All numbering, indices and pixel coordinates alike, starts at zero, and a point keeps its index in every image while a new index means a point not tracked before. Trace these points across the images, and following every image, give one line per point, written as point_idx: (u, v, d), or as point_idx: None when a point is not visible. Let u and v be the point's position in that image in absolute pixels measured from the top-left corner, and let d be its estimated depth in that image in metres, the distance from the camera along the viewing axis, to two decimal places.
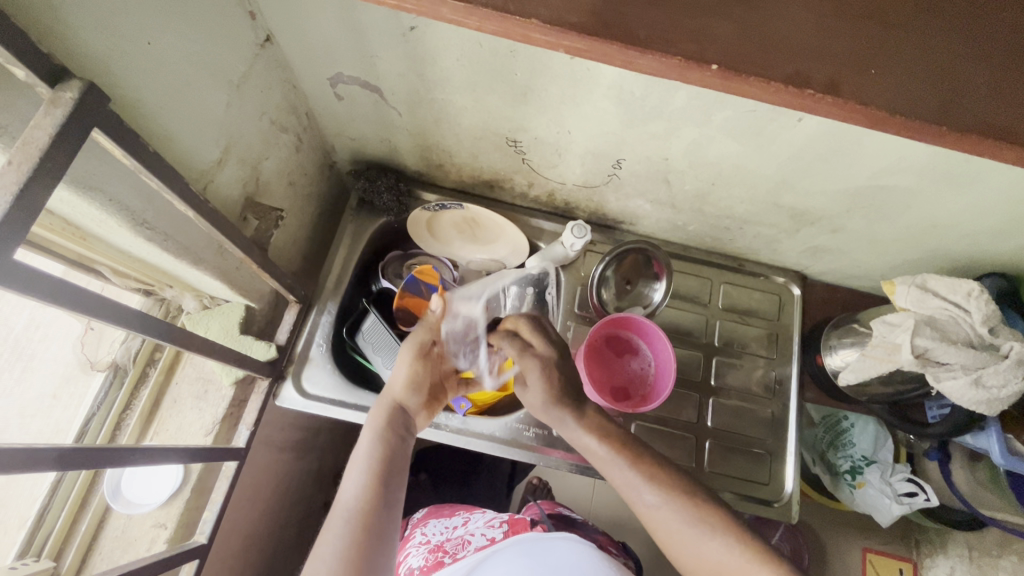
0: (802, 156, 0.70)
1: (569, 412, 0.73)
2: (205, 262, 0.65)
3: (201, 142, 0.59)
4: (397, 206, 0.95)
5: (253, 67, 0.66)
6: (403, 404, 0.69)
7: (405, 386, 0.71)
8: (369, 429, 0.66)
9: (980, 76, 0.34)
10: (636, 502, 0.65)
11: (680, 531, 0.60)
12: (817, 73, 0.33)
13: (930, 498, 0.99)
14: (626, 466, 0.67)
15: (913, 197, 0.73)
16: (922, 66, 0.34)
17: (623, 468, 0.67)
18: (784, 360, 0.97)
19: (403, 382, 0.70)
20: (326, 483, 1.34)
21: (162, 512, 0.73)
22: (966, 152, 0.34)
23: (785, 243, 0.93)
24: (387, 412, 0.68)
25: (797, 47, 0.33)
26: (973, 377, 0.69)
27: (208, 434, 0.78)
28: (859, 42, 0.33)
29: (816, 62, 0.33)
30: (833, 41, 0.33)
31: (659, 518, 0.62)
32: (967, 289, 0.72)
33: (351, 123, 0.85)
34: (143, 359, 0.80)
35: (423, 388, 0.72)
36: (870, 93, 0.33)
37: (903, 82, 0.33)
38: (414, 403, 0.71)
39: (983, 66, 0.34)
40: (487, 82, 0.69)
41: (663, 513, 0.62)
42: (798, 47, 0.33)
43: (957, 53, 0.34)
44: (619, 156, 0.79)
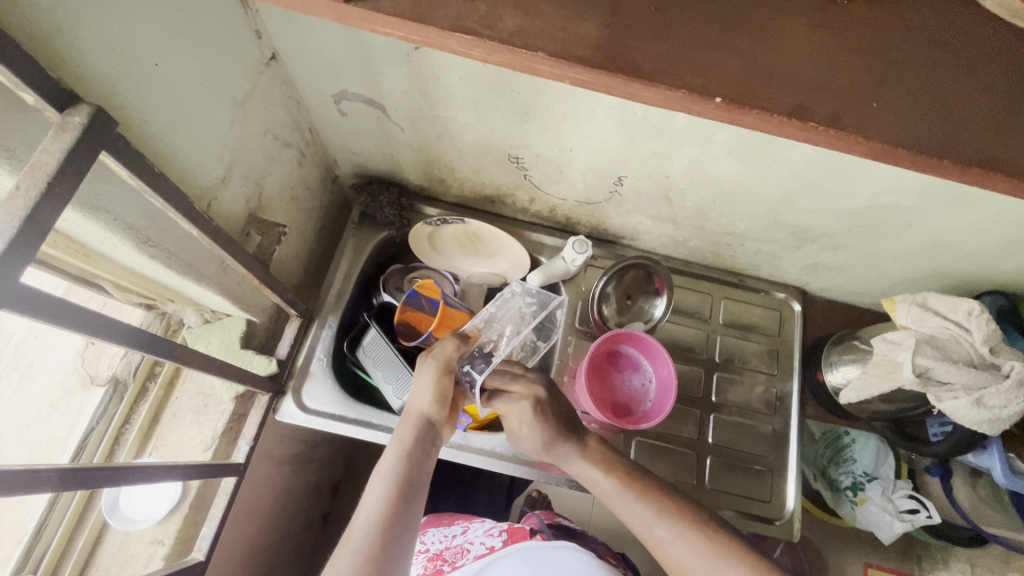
0: (803, 176, 0.70)
1: (566, 447, 0.73)
2: (208, 278, 0.65)
3: (206, 159, 0.60)
4: (398, 220, 0.95)
5: (257, 85, 0.66)
6: (429, 423, 0.71)
7: (432, 403, 0.72)
8: (394, 446, 0.68)
9: (981, 109, 0.34)
10: (647, 535, 0.66)
11: (692, 564, 0.62)
12: (820, 107, 0.33)
13: (932, 515, 0.99)
14: (635, 501, 0.67)
15: (913, 216, 0.73)
16: (922, 99, 0.34)
17: (631, 501, 0.68)
18: (785, 376, 0.97)
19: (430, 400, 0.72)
20: (325, 495, 1.34)
21: (160, 528, 0.72)
22: (967, 184, 0.34)
23: (786, 259, 0.93)
24: (413, 430, 0.70)
25: (801, 81, 0.34)
26: (974, 398, 0.69)
27: (207, 449, 0.77)
28: (861, 76, 0.34)
29: (817, 96, 0.34)
30: (834, 75, 0.34)
31: (674, 551, 0.64)
32: (967, 308, 0.73)
33: (354, 138, 0.85)
34: (143, 373, 0.80)
35: (447, 404, 0.74)
36: (871, 126, 0.33)
37: (906, 114, 0.34)
38: (439, 420, 0.73)
39: (984, 100, 0.34)
40: (491, 101, 0.70)
41: (676, 547, 0.64)
42: (801, 80, 0.34)
43: (957, 88, 0.34)
44: (621, 174, 0.79)
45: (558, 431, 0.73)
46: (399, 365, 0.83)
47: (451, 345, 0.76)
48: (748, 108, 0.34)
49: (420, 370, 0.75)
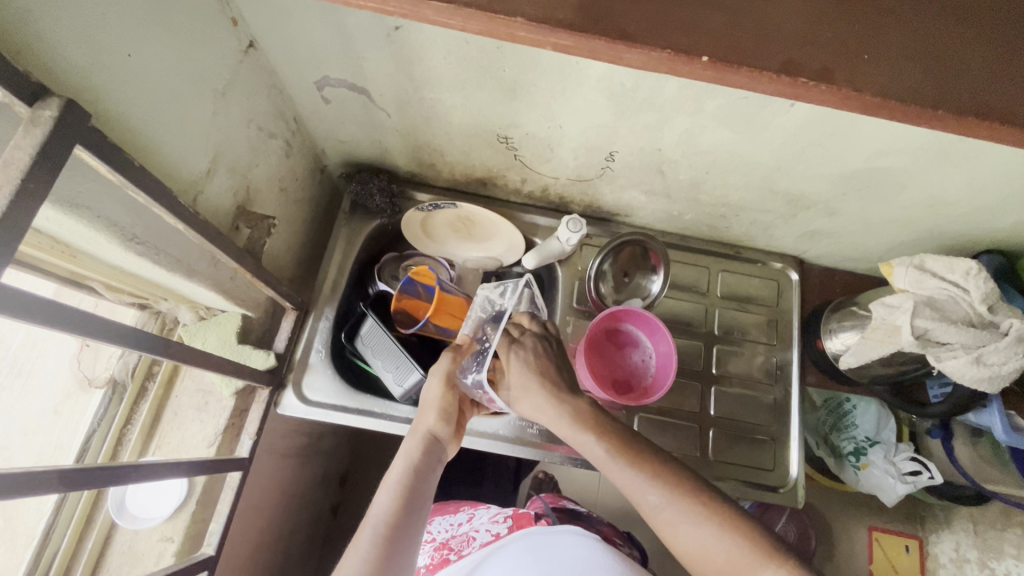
0: (796, 141, 0.69)
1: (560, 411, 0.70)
2: (199, 274, 0.64)
3: (188, 152, 0.58)
4: (390, 207, 0.95)
5: (237, 74, 0.65)
6: (432, 436, 0.71)
7: (437, 419, 0.72)
8: (400, 459, 0.68)
9: (976, 55, 0.33)
10: (640, 501, 0.64)
11: (682, 536, 0.60)
12: (809, 61, 0.32)
13: (934, 476, 1.04)
14: (627, 468, 0.65)
15: (908, 177, 0.72)
16: (914, 48, 0.33)
17: (623, 468, 0.66)
18: (785, 345, 0.98)
19: (431, 414, 0.72)
20: (334, 486, 1.35)
21: (168, 525, 0.72)
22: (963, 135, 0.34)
23: (782, 228, 0.93)
24: (419, 445, 0.70)
25: (786, 36, 0.33)
26: (974, 356, 0.69)
27: (210, 445, 0.76)
28: (852, 28, 0.33)
29: (807, 51, 0.33)
30: (823, 29, 0.33)
31: (670, 520, 0.61)
32: (965, 267, 0.72)
33: (340, 125, 0.84)
34: (141, 373, 0.78)
35: (453, 419, 0.73)
36: (864, 78, 0.32)
37: (897, 66, 0.33)
38: (445, 435, 0.73)
39: (978, 45, 0.33)
40: (477, 79, 0.68)
41: (667, 513, 0.62)
42: (786, 35, 0.33)
43: (950, 33, 0.33)
44: (612, 149, 0.78)
45: (549, 385, 0.72)
46: (400, 354, 0.83)
47: (448, 358, 0.74)
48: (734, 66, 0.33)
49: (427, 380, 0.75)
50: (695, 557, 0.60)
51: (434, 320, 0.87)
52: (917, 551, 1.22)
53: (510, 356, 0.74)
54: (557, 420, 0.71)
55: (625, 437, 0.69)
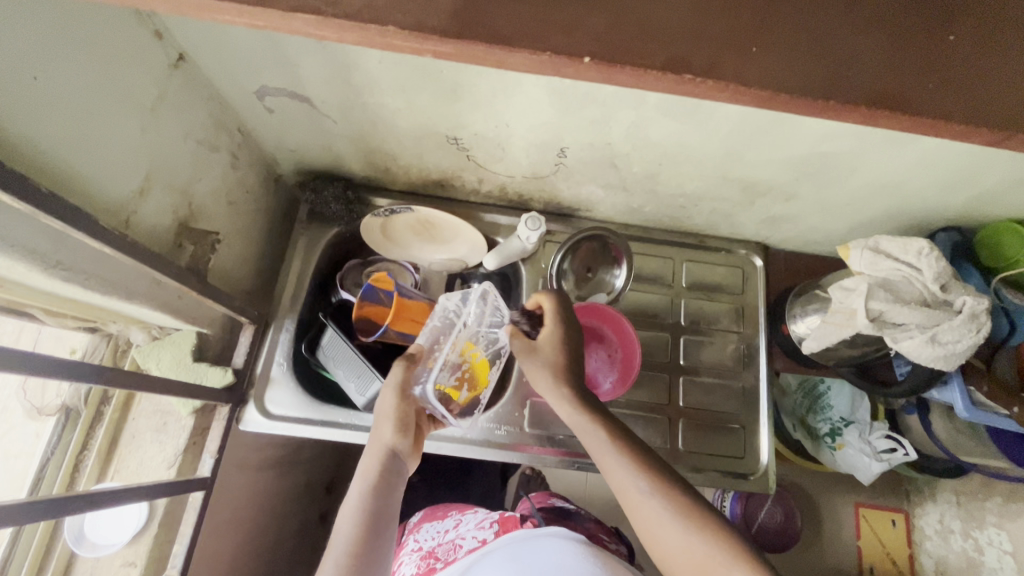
0: (742, 130, 0.69)
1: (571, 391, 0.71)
2: (140, 295, 0.63)
3: (116, 172, 0.57)
4: (347, 213, 0.94)
5: (168, 89, 0.63)
6: (391, 452, 0.69)
7: (394, 432, 0.70)
8: (358, 480, 0.66)
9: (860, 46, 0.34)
10: (627, 493, 0.63)
11: (659, 532, 0.59)
12: (695, 59, 0.32)
13: (909, 452, 1.06)
14: (614, 458, 0.65)
15: (856, 159, 0.72)
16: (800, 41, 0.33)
17: (614, 459, 0.65)
18: (753, 332, 0.98)
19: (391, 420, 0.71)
20: (319, 494, 1.36)
21: (130, 550, 0.71)
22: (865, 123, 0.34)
23: (742, 215, 0.92)
24: (376, 463, 0.68)
25: (665, 28, 0.32)
26: (929, 335, 0.69)
27: (171, 466, 0.75)
28: (741, 30, 0.33)
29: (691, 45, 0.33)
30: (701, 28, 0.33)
31: (649, 515, 0.60)
32: (917, 247, 0.72)
33: (287, 134, 0.82)
34: (95, 398, 0.76)
35: (410, 429, 0.72)
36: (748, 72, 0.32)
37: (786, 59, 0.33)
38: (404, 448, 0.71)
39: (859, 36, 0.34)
40: (416, 82, 0.67)
41: (653, 504, 0.60)
42: (667, 27, 0.32)
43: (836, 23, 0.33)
44: (562, 145, 0.78)
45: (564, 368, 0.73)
46: (360, 364, 0.82)
47: (401, 369, 0.71)
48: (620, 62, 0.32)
49: (380, 394, 0.73)
50: (670, 556, 0.58)
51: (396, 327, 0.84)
52: (903, 525, 1.26)
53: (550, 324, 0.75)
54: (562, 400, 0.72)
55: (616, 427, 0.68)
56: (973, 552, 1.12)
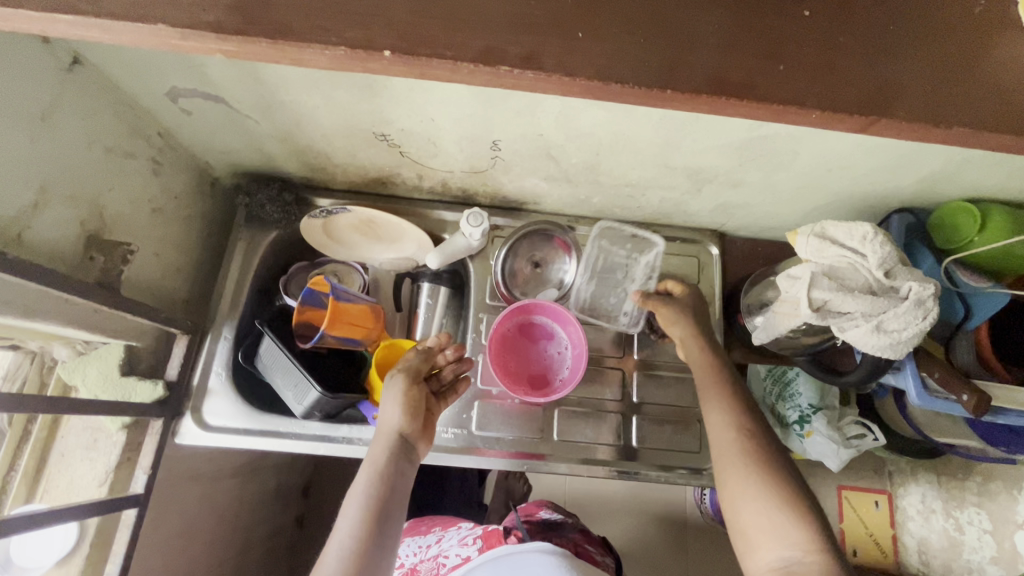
0: (672, 116, 0.66)
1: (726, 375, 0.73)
2: (43, 310, 0.60)
3: (0, 184, 0.54)
4: (284, 216, 0.90)
5: (62, 95, 0.60)
6: (402, 437, 0.71)
7: (403, 416, 0.72)
8: (367, 466, 0.67)
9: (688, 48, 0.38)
10: (740, 505, 0.62)
11: (752, 513, 0.61)
12: (512, 49, 0.37)
13: (877, 437, 1.06)
14: (746, 465, 0.63)
15: (795, 143, 0.69)
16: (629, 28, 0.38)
17: (743, 462, 0.64)
18: (711, 322, 0.95)
19: (401, 414, 0.71)
20: (291, 499, 1.34)
21: (60, 571, 0.69)
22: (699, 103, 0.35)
23: (693, 204, 0.89)
24: (387, 448, 0.69)
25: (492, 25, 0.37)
26: (874, 324, 0.67)
27: (102, 484, 0.73)
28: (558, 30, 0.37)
29: (506, 39, 0.37)
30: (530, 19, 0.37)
31: (744, 493, 0.62)
32: (862, 232, 0.69)
33: (211, 136, 0.79)
34: (21, 418, 0.74)
35: (419, 414, 0.73)
36: (569, 63, 0.36)
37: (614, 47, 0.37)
38: (413, 432, 0.72)
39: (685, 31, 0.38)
40: (326, 77, 0.64)
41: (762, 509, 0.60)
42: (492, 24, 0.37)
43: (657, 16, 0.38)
44: (494, 138, 0.75)
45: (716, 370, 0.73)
46: (297, 372, 0.80)
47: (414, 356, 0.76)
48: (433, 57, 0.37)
49: (389, 383, 0.74)
50: (753, 534, 0.60)
51: (331, 330, 0.82)
52: (885, 506, 1.15)
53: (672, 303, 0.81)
54: (712, 404, 0.70)
55: (747, 406, 0.70)
56: (955, 531, 1.11)
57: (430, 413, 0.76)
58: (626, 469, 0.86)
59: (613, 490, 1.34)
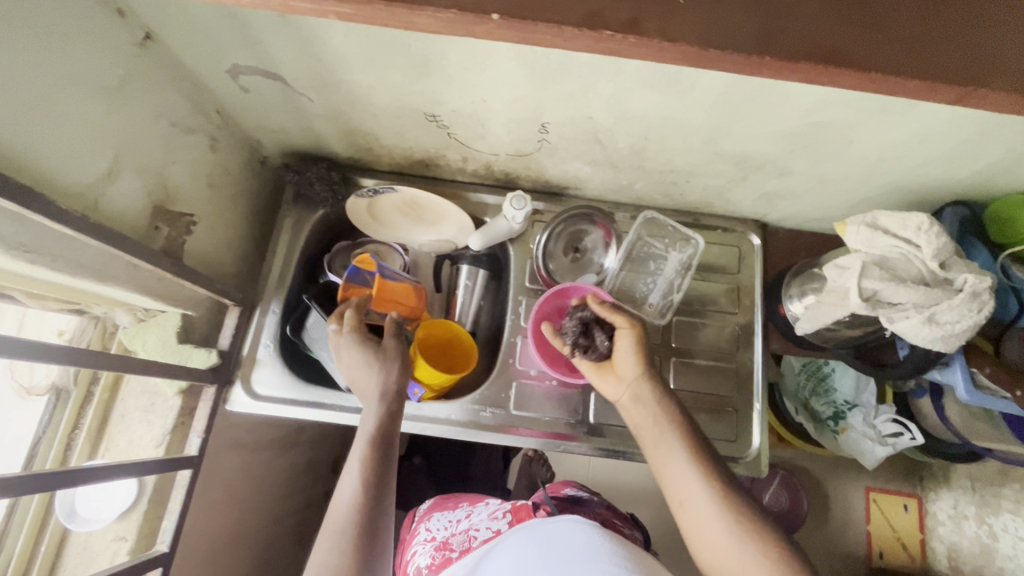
0: (728, 100, 0.65)
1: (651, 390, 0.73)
2: (114, 277, 0.63)
3: (82, 154, 0.56)
4: (331, 195, 0.93)
5: (135, 69, 0.63)
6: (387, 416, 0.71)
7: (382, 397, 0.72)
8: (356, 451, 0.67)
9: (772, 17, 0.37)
10: (692, 514, 0.63)
11: (703, 524, 0.62)
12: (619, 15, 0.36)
13: (915, 436, 1.03)
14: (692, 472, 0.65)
15: (852, 130, 0.68)
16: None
17: (687, 471, 0.65)
18: (748, 313, 0.95)
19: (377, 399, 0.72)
20: (322, 472, 1.38)
21: (121, 525, 0.73)
22: None
23: (737, 192, 0.89)
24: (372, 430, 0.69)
25: None
26: (926, 316, 0.66)
27: (159, 445, 0.77)
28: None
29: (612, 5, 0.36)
30: None
31: (696, 508, 0.63)
32: (916, 222, 0.68)
33: (266, 115, 0.81)
34: (85, 379, 0.77)
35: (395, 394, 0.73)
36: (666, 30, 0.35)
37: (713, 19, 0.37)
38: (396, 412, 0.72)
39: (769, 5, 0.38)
40: (385, 57, 0.65)
41: (712, 518, 0.61)
42: None
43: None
44: (543, 120, 0.75)
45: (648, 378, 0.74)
46: None
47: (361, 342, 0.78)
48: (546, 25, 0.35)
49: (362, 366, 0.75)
50: (710, 543, 0.61)
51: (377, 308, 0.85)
52: (915, 510, 1.25)
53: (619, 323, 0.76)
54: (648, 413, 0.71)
55: (679, 419, 0.70)
56: (987, 539, 1.07)
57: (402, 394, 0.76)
58: None
59: (638, 478, 1.34)
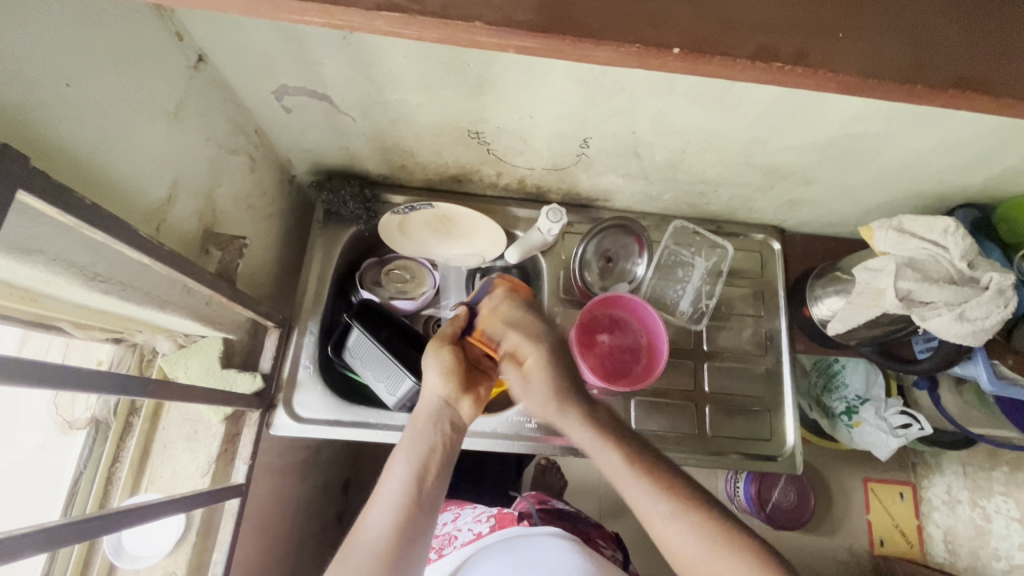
0: (770, 115, 0.69)
1: (574, 410, 0.70)
2: (172, 304, 0.62)
3: (145, 178, 0.56)
4: (365, 212, 0.92)
5: (190, 93, 0.62)
6: (443, 402, 0.69)
7: (443, 381, 0.69)
8: (410, 432, 0.66)
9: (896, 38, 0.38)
10: (647, 518, 0.61)
11: (663, 529, 0.59)
12: (784, 46, 0.35)
13: (924, 427, 1.07)
14: (637, 478, 0.62)
15: (881, 141, 0.72)
16: (890, 21, 0.36)
17: (636, 479, 0.62)
18: (772, 315, 0.98)
19: (440, 378, 0.69)
20: (335, 498, 1.31)
21: (170, 560, 0.71)
22: (895, 100, 0.36)
23: (761, 200, 0.92)
24: (429, 414, 0.68)
25: (751, 22, 0.35)
26: (958, 313, 0.70)
27: (205, 475, 0.74)
28: (828, 12, 0.35)
29: (779, 35, 0.35)
30: (780, 12, 0.35)
31: (665, 527, 0.59)
32: (943, 226, 0.72)
33: (304, 135, 0.81)
34: (124, 409, 0.76)
35: (459, 378, 0.70)
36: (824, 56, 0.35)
37: (870, 44, 0.36)
38: (456, 397, 0.70)
39: None
40: (440, 76, 0.66)
41: (678, 524, 0.59)
42: (752, 21, 0.35)
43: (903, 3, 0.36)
44: (586, 136, 0.77)
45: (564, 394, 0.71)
46: (391, 364, 0.83)
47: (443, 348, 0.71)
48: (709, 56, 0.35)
49: (427, 355, 0.71)
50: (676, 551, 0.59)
51: (477, 341, 0.73)
52: (910, 497, 1.28)
53: (529, 353, 0.72)
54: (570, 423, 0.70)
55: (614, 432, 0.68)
56: (981, 520, 1.14)
57: (474, 376, 0.73)
58: (700, 455, 0.89)
59: None
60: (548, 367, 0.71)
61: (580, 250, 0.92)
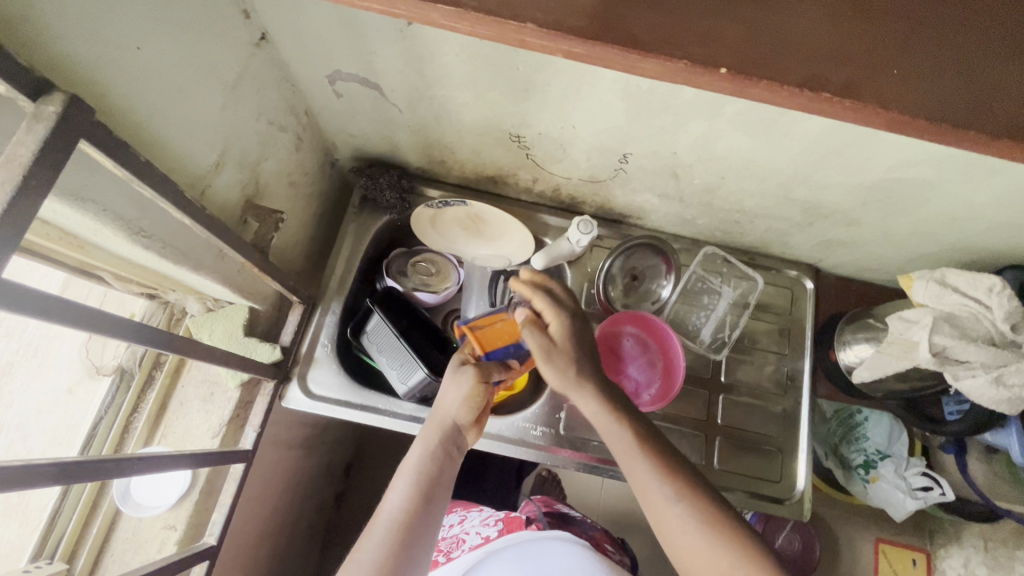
0: (815, 149, 0.67)
1: (591, 388, 0.68)
2: (206, 267, 0.65)
3: (196, 145, 0.58)
4: (400, 203, 0.94)
5: (249, 67, 0.64)
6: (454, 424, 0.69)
7: (458, 407, 0.69)
8: (419, 445, 0.66)
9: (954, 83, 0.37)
10: (650, 499, 0.61)
11: (665, 511, 0.59)
12: (834, 75, 0.34)
13: (945, 493, 1.02)
14: (642, 460, 0.63)
15: (931, 189, 0.70)
16: (947, 65, 0.35)
17: (641, 459, 0.63)
18: (796, 355, 0.96)
19: (458, 404, 0.68)
20: (336, 476, 1.33)
21: (172, 514, 0.74)
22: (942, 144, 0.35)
23: (798, 236, 0.90)
24: (438, 431, 0.68)
25: (805, 49, 0.35)
26: (994, 375, 0.67)
27: (215, 436, 0.77)
28: (884, 48, 0.35)
29: (830, 65, 0.35)
30: (833, 42, 0.35)
31: (667, 514, 0.59)
32: (988, 284, 0.69)
33: (352, 121, 0.83)
34: (148, 363, 0.80)
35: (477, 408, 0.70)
36: (873, 92, 0.34)
37: (924, 85, 0.35)
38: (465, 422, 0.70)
39: None
40: (489, 77, 0.67)
41: (677, 510, 0.59)
42: (805, 49, 0.35)
43: (964, 44, 0.35)
44: (626, 151, 0.77)
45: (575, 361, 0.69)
46: (405, 353, 0.84)
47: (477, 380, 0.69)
48: (755, 78, 0.35)
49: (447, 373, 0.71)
50: (674, 536, 0.58)
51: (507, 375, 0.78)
52: (922, 565, 1.22)
53: (552, 320, 0.71)
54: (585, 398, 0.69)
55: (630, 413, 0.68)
56: None
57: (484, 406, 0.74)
58: None
59: None
60: (572, 334, 0.71)
61: (606, 264, 0.91)
